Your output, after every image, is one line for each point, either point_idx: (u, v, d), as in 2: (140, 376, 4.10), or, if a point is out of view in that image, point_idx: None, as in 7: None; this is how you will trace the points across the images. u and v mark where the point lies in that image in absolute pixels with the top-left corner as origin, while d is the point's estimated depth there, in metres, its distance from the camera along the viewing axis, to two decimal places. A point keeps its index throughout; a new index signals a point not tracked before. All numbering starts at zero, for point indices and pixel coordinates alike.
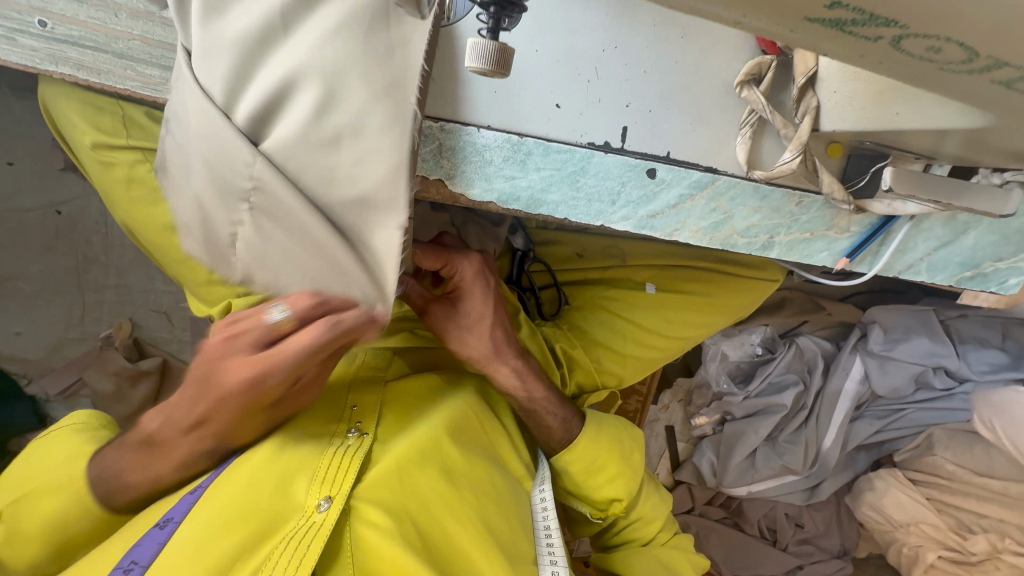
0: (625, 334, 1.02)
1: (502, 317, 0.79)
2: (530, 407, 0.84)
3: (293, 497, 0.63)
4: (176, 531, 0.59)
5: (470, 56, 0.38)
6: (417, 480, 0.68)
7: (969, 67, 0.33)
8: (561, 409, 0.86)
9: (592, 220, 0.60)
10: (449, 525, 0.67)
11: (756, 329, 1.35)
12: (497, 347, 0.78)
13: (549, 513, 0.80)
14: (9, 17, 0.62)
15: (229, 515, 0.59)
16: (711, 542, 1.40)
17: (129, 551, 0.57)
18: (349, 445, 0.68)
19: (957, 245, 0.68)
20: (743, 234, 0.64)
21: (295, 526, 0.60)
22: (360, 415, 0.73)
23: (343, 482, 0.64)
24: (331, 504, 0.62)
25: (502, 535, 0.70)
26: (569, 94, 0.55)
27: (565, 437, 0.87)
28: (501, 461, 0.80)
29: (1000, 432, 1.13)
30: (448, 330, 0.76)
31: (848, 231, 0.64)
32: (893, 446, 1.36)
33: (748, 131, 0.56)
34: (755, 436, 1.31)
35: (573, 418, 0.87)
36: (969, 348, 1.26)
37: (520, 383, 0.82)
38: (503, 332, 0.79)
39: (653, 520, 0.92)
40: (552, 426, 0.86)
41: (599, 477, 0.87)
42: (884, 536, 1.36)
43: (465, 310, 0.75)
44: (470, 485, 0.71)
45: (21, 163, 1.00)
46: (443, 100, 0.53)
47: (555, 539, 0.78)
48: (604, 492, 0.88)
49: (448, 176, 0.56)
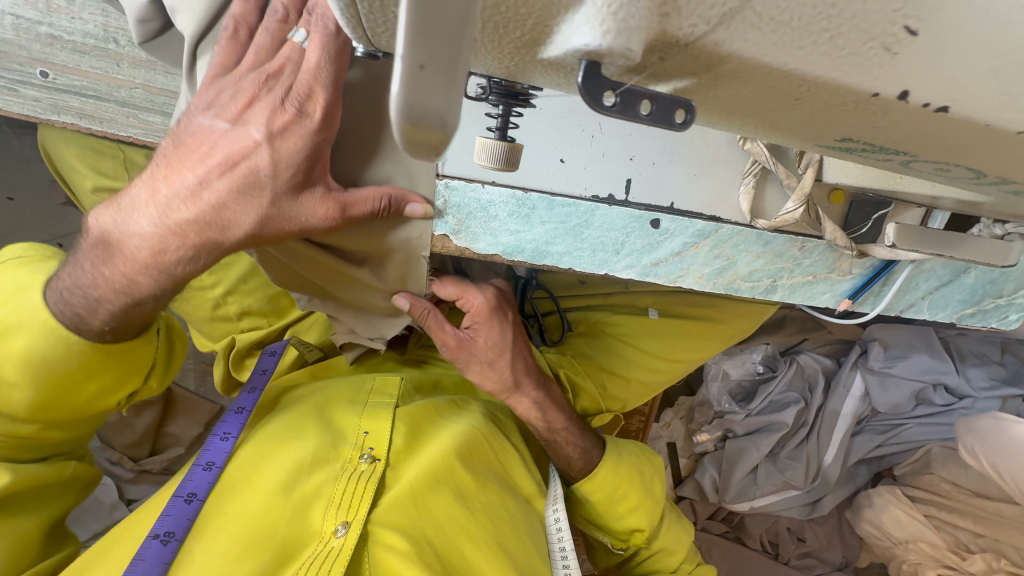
0: (631, 361, 1.00)
1: (521, 350, 0.79)
2: (551, 438, 0.85)
3: (309, 523, 0.60)
4: (182, 548, 0.56)
5: (479, 155, 0.35)
6: (433, 505, 0.65)
7: (979, 181, 0.30)
8: (582, 439, 0.87)
9: (596, 269, 0.60)
10: (467, 549, 0.65)
11: (757, 347, 1.36)
12: (515, 381, 0.78)
13: (564, 534, 0.78)
14: (9, 69, 0.62)
15: (245, 541, 0.56)
16: (714, 556, 1.41)
17: (131, 567, 0.53)
18: (362, 472, 0.65)
19: (958, 284, 0.68)
20: (746, 279, 0.64)
21: (312, 553, 0.57)
22: (372, 440, 0.70)
23: (359, 506, 0.61)
24: (349, 529, 0.59)
25: (519, 557, 0.68)
26: (573, 148, 0.55)
27: (586, 466, 0.87)
28: (511, 486, 0.79)
29: (983, 459, 1.14)
30: (468, 365, 0.75)
31: (851, 273, 0.65)
32: (894, 460, 1.38)
33: (751, 182, 0.56)
34: (757, 453, 1.32)
35: (594, 449, 0.88)
36: (968, 364, 1.27)
37: (540, 414, 0.82)
38: (521, 364, 0.79)
39: (676, 551, 0.92)
40: (573, 456, 0.86)
41: (621, 507, 0.88)
42: (883, 551, 1.34)
43: (484, 345, 0.74)
44: (485, 509, 0.70)
45: (22, 200, 1.00)
46: (447, 158, 0.54)
47: (571, 559, 0.77)
48: (627, 522, 0.88)
49: (452, 231, 0.57)
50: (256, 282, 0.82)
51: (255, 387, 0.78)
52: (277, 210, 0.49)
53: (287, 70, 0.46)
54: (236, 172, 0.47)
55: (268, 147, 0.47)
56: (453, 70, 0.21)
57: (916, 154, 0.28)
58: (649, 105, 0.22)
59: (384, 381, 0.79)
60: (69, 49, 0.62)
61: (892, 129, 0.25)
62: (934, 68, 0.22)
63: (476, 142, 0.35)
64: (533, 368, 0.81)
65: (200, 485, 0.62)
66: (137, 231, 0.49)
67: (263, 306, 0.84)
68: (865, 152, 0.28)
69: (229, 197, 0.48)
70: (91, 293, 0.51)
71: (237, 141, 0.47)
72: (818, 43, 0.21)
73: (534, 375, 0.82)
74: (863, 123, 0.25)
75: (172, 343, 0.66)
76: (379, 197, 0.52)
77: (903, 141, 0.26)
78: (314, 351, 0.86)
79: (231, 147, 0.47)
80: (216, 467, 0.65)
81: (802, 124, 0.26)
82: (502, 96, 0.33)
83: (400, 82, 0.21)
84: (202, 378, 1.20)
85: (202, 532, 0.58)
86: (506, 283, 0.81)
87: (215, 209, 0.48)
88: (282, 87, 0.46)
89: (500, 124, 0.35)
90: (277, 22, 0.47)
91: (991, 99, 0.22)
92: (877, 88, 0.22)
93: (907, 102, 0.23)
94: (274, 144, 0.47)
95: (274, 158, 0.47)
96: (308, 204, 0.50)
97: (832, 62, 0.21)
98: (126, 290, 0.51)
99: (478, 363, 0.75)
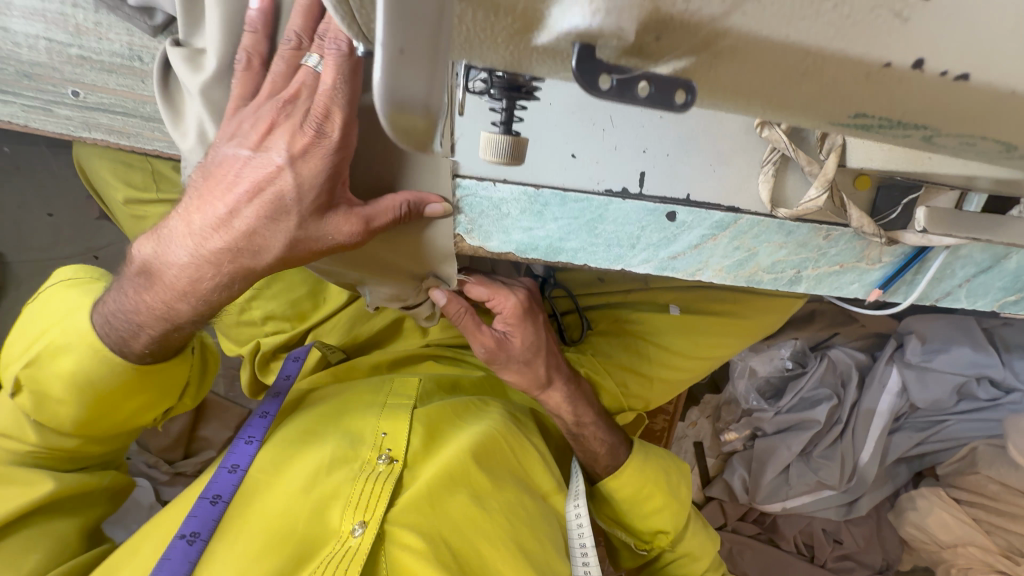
0: (654, 359, 0.98)
1: (553, 347, 0.79)
2: (578, 432, 0.83)
3: (328, 523, 0.61)
4: (206, 548, 0.57)
5: (485, 149, 0.37)
6: (449, 505, 0.65)
7: (1012, 155, 0.28)
8: (609, 434, 0.85)
9: (611, 264, 0.60)
10: (483, 547, 0.64)
11: (786, 342, 1.32)
12: (548, 377, 0.77)
13: (584, 529, 0.78)
14: (45, 90, 0.65)
15: (265, 541, 0.57)
16: (746, 559, 1.34)
17: (157, 566, 0.55)
18: (379, 473, 0.65)
19: (999, 270, 0.64)
20: (769, 270, 0.62)
21: (330, 552, 0.58)
22: (390, 441, 0.69)
23: (377, 506, 0.62)
24: (366, 529, 0.60)
25: (537, 557, 0.67)
26: (585, 143, 0.54)
27: (612, 463, 0.86)
28: (529, 484, 0.78)
29: None
30: (505, 366, 0.74)
31: (881, 262, 0.62)
32: (936, 459, 1.31)
33: (770, 170, 0.54)
34: (788, 452, 1.28)
35: (621, 445, 0.86)
36: (1015, 356, 1.20)
37: (570, 407, 0.82)
38: (554, 363, 0.79)
39: (700, 556, 0.90)
40: (599, 451, 0.85)
41: (646, 506, 0.86)
42: (931, 555, 1.26)
43: (521, 346, 0.74)
44: (502, 508, 0.69)
45: (61, 214, 1.06)
46: (469, 156, 0.53)
47: (590, 556, 0.76)
48: (651, 522, 0.87)
49: (465, 230, 0.58)
50: (277, 287, 0.85)
51: (280, 390, 0.80)
52: (303, 233, 0.51)
53: (297, 99, 0.46)
54: (263, 199, 0.49)
55: (291, 175, 0.48)
56: (431, 57, 0.22)
57: (939, 128, 0.26)
58: (647, 86, 0.22)
59: (402, 383, 0.80)
60: (97, 68, 0.64)
61: (908, 101, 0.24)
62: (946, 33, 0.21)
63: (482, 137, 0.36)
64: (562, 365, 0.80)
65: (225, 486, 0.63)
66: (174, 261, 0.52)
67: (287, 310, 0.88)
68: (883, 128, 0.26)
69: (257, 224, 0.50)
70: (132, 318, 0.55)
71: (272, 159, 0.48)
72: (821, 13, 0.20)
73: (563, 370, 0.81)
74: (880, 97, 0.24)
75: (207, 358, 0.70)
76: (399, 205, 0.53)
77: (921, 112, 0.25)
78: (337, 353, 0.87)
79: (257, 176, 0.49)
80: (240, 470, 0.66)
81: (809, 106, 0.25)
82: (504, 89, 0.34)
83: (381, 66, 0.21)
84: (232, 383, 1.28)
85: (226, 533, 0.59)
86: (532, 281, 0.80)
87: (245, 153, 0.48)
88: (308, 89, 0.46)
89: (506, 118, 0.36)
90: (291, 48, 0.46)
91: (1012, 64, 0.22)
92: (889, 57, 0.21)
93: (922, 71, 0.22)
94: (295, 168, 0.48)
95: (297, 180, 0.48)
96: (331, 223, 0.51)
97: (838, 31, 0.21)
98: (165, 315, 0.55)
99: (512, 362, 0.74)
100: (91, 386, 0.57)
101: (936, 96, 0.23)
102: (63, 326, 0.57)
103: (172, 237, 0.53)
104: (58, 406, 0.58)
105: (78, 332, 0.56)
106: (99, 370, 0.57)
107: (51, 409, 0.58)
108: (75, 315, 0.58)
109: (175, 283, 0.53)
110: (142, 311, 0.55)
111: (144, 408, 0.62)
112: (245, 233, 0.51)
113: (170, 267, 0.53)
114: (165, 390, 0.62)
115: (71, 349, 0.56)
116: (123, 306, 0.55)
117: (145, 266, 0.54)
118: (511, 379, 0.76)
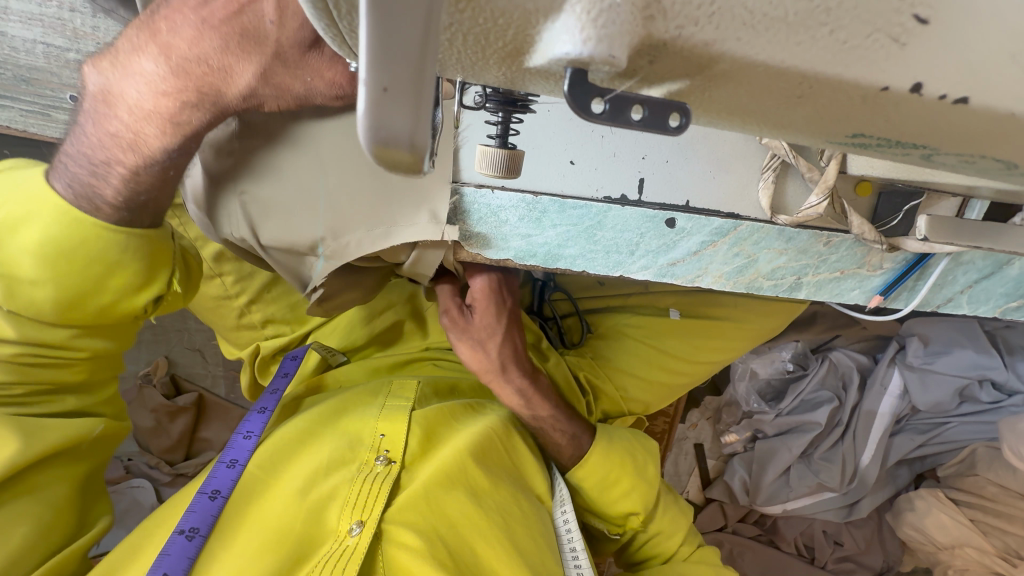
0: (652, 362, 0.98)
1: (514, 336, 0.77)
2: (538, 427, 0.83)
3: (326, 523, 0.61)
4: (206, 545, 0.57)
5: (480, 163, 0.37)
6: (445, 504, 0.65)
7: (1011, 172, 0.28)
8: (570, 425, 0.85)
9: (610, 271, 0.59)
10: (479, 546, 0.64)
11: (787, 345, 1.31)
12: (502, 364, 0.77)
13: (573, 531, 0.79)
14: (43, 95, 0.65)
15: (265, 540, 0.57)
16: (746, 560, 1.35)
17: (156, 562, 0.54)
18: (377, 473, 0.65)
19: (1000, 277, 0.64)
20: (769, 277, 0.62)
21: (326, 553, 0.58)
22: (388, 442, 0.69)
23: (373, 507, 0.61)
24: (363, 529, 0.59)
25: (532, 558, 0.67)
26: (583, 150, 0.54)
27: (575, 453, 0.85)
28: (525, 484, 0.78)
29: None
30: (458, 337, 0.75)
31: (882, 268, 0.62)
32: (937, 461, 1.30)
33: (770, 177, 0.54)
34: (789, 454, 1.27)
35: (582, 435, 0.86)
36: (1017, 359, 1.20)
37: (524, 404, 0.80)
38: (514, 351, 0.77)
39: (674, 533, 0.90)
40: (562, 443, 0.84)
41: (613, 492, 0.85)
42: (928, 556, 1.28)
43: (478, 322, 0.74)
44: (498, 508, 0.69)
45: None
46: (471, 166, 0.54)
47: (582, 559, 0.76)
48: (619, 507, 0.86)
49: (464, 237, 0.57)
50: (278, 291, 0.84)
51: (277, 388, 0.81)
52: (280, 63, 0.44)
53: None
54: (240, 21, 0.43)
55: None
56: (415, 91, 0.21)
57: (937, 147, 0.26)
58: (641, 110, 0.22)
59: (400, 384, 0.79)
60: None
61: (906, 125, 0.24)
62: (944, 60, 0.21)
63: (477, 151, 0.36)
64: (524, 358, 0.79)
65: (224, 481, 0.63)
66: (136, 71, 0.46)
67: (286, 314, 0.87)
68: (881, 147, 0.26)
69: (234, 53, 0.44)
70: (98, 156, 0.50)
71: None
72: (817, 38, 0.20)
73: (524, 364, 0.79)
74: (876, 120, 0.24)
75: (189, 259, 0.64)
76: None
77: (917, 133, 0.24)
78: (337, 355, 0.88)
79: None
80: (239, 465, 0.66)
81: (808, 123, 0.25)
82: (501, 104, 0.34)
83: (365, 105, 0.21)
84: (232, 385, 1.28)
85: (225, 532, 0.59)
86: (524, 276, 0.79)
87: (219, 52, 0.44)
88: None
89: (502, 132, 0.36)
90: None
91: (1008, 92, 0.22)
92: (887, 82, 0.21)
93: (921, 95, 0.21)
94: None
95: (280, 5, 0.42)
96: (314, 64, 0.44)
97: (834, 56, 0.20)
98: (133, 145, 0.50)
99: (464, 334, 0.74)
100: (66, 257, 0.52)
101: (929, 117, 0.23)
102: (20, 195, 0.51)
103: (134, 40, 0.46)
104: (30, 289, 0.53)
105: (42, 199, 0.51)
106: (71, 241, 0.51)
107: (25, 296, 0.54)
108: (32, 184, 0.52)
109: (139, 102, 0.48)
110: (107, 143, 0.50)
111: (126, 291, 0.56)
112: (214, 52, 0.44)
113: (129, 83, 0.47)
114: (149, 266, 0.56)
115: (33, 218, 0.51)
116: (87, 135, 0.50)
117: (104, 87, 0.48)
118: (461, 351, 0.76)
